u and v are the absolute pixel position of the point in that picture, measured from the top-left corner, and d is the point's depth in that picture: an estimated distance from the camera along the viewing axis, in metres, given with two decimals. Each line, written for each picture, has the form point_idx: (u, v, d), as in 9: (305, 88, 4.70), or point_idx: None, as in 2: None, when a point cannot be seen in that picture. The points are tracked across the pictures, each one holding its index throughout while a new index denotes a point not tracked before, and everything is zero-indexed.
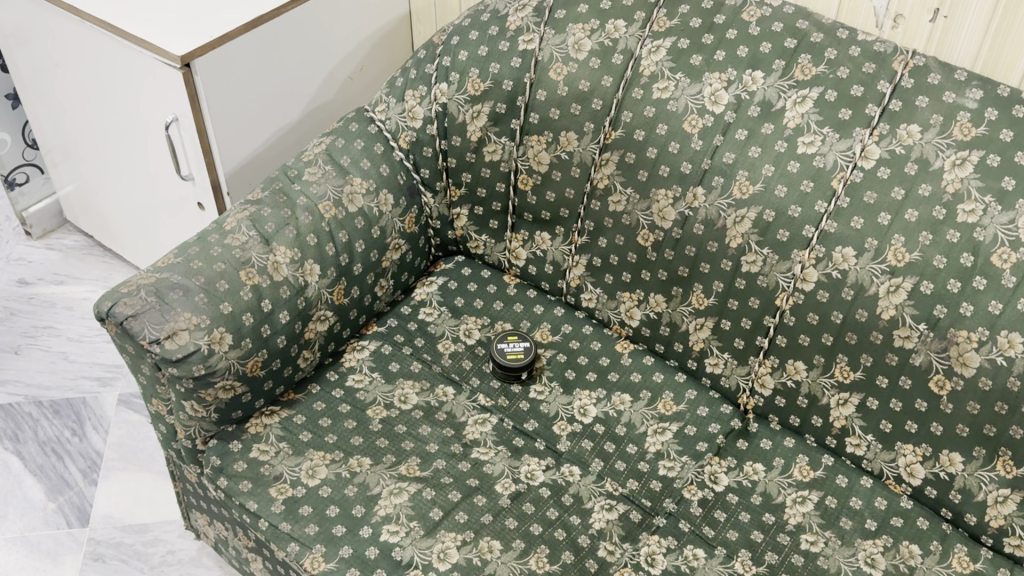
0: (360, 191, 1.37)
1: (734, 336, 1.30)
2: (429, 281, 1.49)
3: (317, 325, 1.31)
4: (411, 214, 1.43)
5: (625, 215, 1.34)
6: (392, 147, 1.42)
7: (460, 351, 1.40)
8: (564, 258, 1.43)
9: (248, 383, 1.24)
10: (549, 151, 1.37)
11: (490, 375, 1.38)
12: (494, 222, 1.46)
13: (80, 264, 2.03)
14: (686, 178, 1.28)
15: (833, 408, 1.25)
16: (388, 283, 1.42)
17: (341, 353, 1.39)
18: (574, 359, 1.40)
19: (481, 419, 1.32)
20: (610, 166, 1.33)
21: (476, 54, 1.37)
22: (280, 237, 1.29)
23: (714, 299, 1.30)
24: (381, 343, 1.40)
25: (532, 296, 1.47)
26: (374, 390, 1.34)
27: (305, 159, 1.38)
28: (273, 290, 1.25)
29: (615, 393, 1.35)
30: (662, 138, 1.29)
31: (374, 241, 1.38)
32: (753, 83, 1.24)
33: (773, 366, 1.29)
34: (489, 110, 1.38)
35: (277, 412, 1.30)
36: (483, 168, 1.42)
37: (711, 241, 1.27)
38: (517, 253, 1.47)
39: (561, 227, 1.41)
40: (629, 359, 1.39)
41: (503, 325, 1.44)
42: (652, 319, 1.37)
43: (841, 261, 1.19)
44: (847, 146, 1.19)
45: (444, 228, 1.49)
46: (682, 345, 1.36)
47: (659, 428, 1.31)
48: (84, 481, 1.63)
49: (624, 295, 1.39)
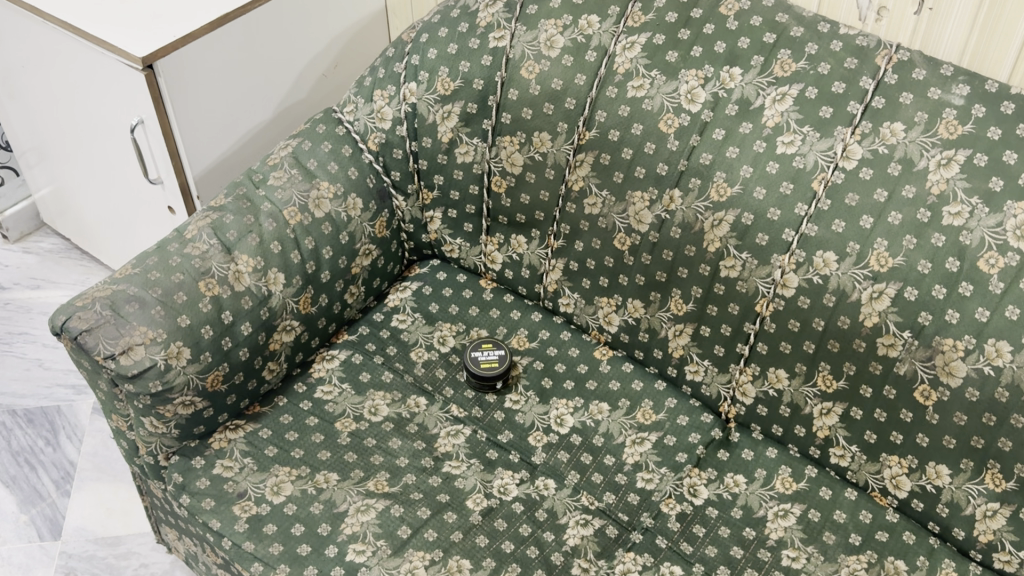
0: (328, 195, 1.32)
1: (715, 343, 1.25)
2: (403, 287, 1.45)
3: (283, 335, 1.27)
4: (382, 218, 1.38)
5: (601, 218, 1.29)
6: (361, 150, 1.37)
7: (434, 360, 1.36)
8: (540, 262, 1.38)
9: (209, 398, 1.20)
10: (523, 152, 1.32)
11: (464, 385, 1.34)
12: (468, 225, 1.41)
13: (57, 268, 1.99)
14: (662, 179, 1.23)
15: (816, 418, 1.20)
16: (358, 290, 1.38)
17: (310, 363, 1.34)
18: (551, 366, 1.36)
19: (454, 430, 1.28)
20: (584, 168, 1.28)
21: (446, 52, 1.32)
22: (242, 245, 1.24)
23: (693, 305, 1.25)
24: (352, 353, 1.36)
25: (509, 301, 1.43)
26: (343, 402, 1.30)
27: (271, 163, 1.33)
28: (234, 301, 1.21)
29: (593, 402, 1.31)
30: (637, 138, 1.24)
31: (343, 248, 1.33)
32: (731, 80, 1.19)
33: (754, 375, 1.23)
34: (459, 110, 1.32)
35: (242, 426, 1.26)
36: (455, 170, 1.36)
37: (689, 246, 1.23)
38: (492, 257, 1.42)
39: (537, 230, 1.37)
40: (607, 366, 1.35)
41: (479, 332, 1.40)
42: (631, 325, 1.33)
43: (822, 265, 1.14)
44: (828, 146, 1.14)
45: (418, 232, 1.44)
46: (661, 352, 1.31)
47: (637, 439, 1.27)
48: (57, 492, 1.60)
49: (602, 300, 1.35)
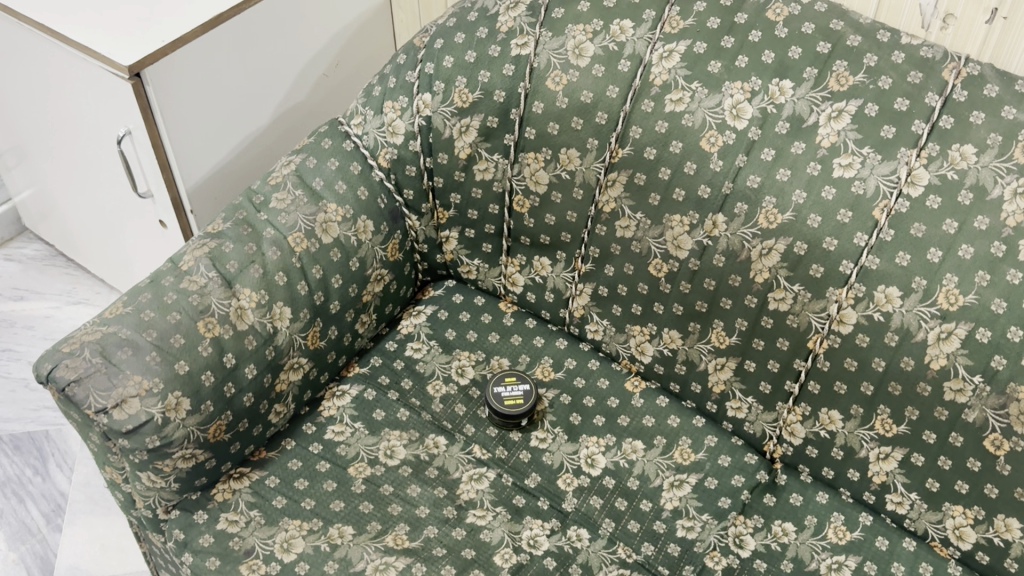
0: (336, 218, 1.21)
1: (760, 380, 1.16)
2: (417, 311, 1.34)
3: (289, 374, 1.16)
4: (394, 240, 1.27)
5: (635, 242, 1.19)
6: (370, 166, 1.25)
7: (452, 394, 1.26)
8: (566, 286, 1.28)
9: (211, 449, 1.10)
10: (548, 170, 1.21)
11: (486, 422, 1.24)
12: (487, 245, 1.30)
13: (40, 277, 1.88)
14: (704, 203, 1.12)
15: (872, 462, 1.11)
16: (370, 319, 1.27)
17: (319, 400, 1.24)
18: (580, 400, 1.26)
19: (477, 474, 1.18)
20: (616, 188, 1.18)
21: (463, 60, 1.20)
22: (244, 278, 1.13)
23: (737, 339, 1.15)
24: (364, 387, 1.25)
25: (532, 327, 1.32)
26: (356, 444, 1.20)
27: (273, 183, 1.22)
28: (237, 342, 1.10)
29: (626, 440, 1.22)
30: (677, 157, 1.13)
31: (353, 275, 1.22)
32: (781, 95, 1.08)
33: (804, 415, 1.14)
34: (479, 124, 1.21)
35: (247, 474, 1.16)
36: (473, 188, 1.25)
37: (734, 275, 1.13)
38: (513, 279, 1.31)
39: (562, 252, 1.26)
40: (640, 400, 1.25)
41: (500, 361, 1.29)
42: (666, 356, 1.23)
43: (884, 301, 1.04)
44: (891, 169, 1.03)
45: (432, 252, 1.33)
46: (700, 386, 1.22)
47: (675, 482, 1.18)
48: (48, 527, 1.50)
49: (635, 328, 1.24)
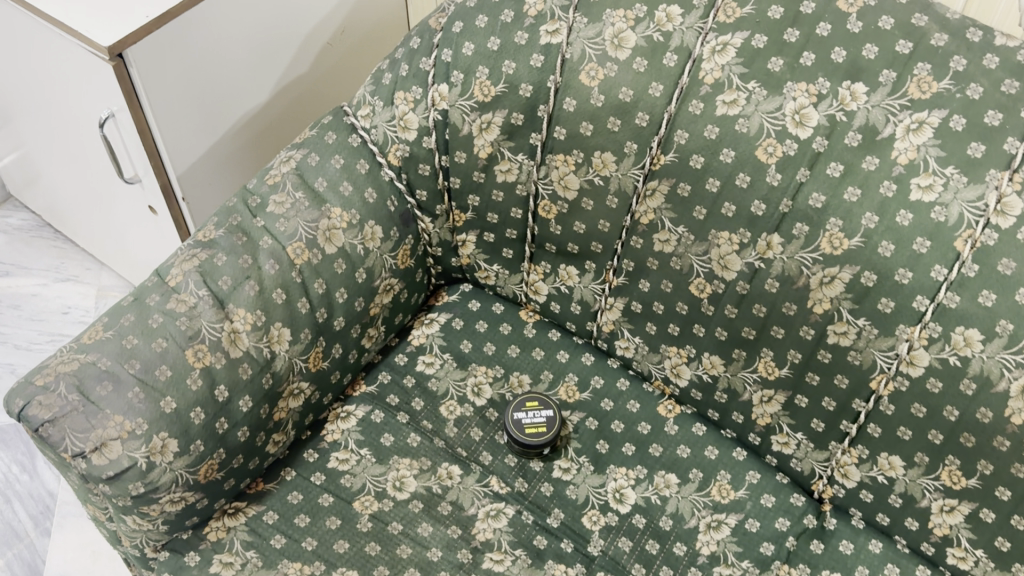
0: (340, 225, 1.08)
1: (813, 417, 1.04)
2: (429, 320, 1.22)
3: (289, 402, 1.05)
4: (405, 247, 1.14)
5: (676, 258, 1.06)
6: (379, 164, 1.12)
7: (468, 417, 1.15)
8: (595, 299, 1.15)
9: (203, 489, 0.99)
10: (579, 174, 1.07)
11: (505, 449, 1.13)
12: (508, 250, 1.17)
13: (27, 250, 1.76)
14: (757, 221, 0.99)
15: (934, 514, 1.00)
16: (377, 332, 1.15)
17: (322, 423, 1.13)
18: (607, 425, 1.15)
19: (495, 511, 1.08)
20: (657, 198, 1.04)
21: (485, 47, 1.05)
22: (237, 297, 1.01)
23: (788, 371, 1.03)
24: (372, 408, 1.14)
25: (555, 340, 1.20)
26: (362, 474, 1.09)
27: (270, 183, 1.09)
28: (230, 371, 0.98)
29: (658, 473, 1.11)
30: (728, 167, 0.99)
31: (359, 288, 1.10)
32: (853, 100, 0.94)
33: (861, 458, 1.03)
34: (502, 120, 1.07)
35: (243, 510, 1.05)
36: (494, 190, 1.12)
37: (788, 303, 1.00)
38: (536, 287, 1.19)
39: (591, 263, 1.13)
40: (674, 428, 1.14)
41: (520, 379, 1.18)
42: (705, 382, 1.11)
43: (962, 345, 0.92)
44: (978, 195, 0.90)
45: (446, 255, 1.20)
46: (742, 416, 1.10)
47: (713, 522, 1.08)
48: (36, 531, 1.42)
49: (670, 350, 1.12)
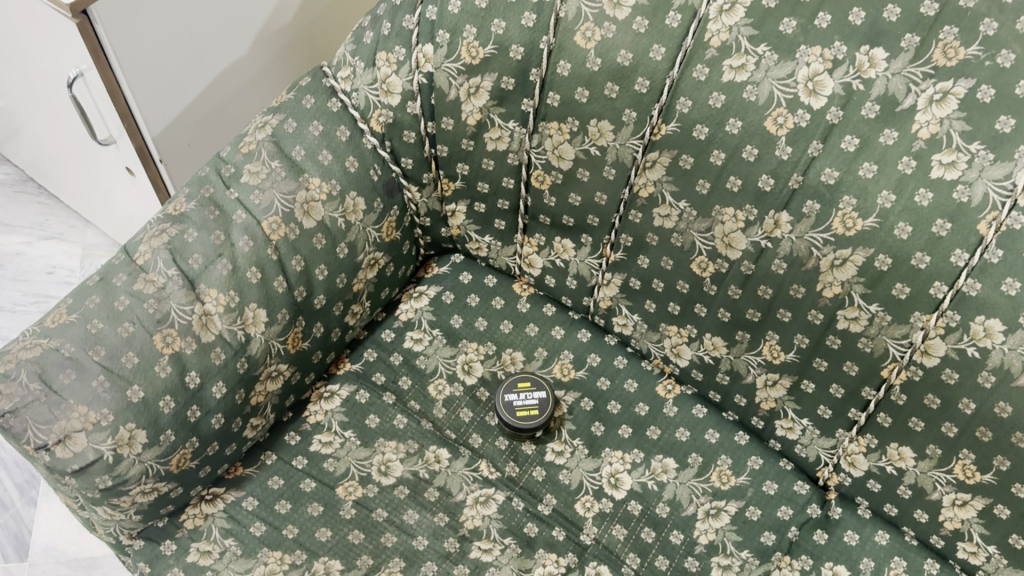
0: (320, 197, 1.01)
1: (819, 403, 0.99)
2: (417, 293, 1.16)
3: (267, 385, 1.00)
4: (390, 219, 1.08)
5: (676, 234, 0.99)
6: (361, 131, 1.05)
7: (457, 397, 1.10)
8: (592, 273, 1.09)
9: (176, 478, 0.94)
10: (574, 144, 1.00)
11: (496, 431, 1.08)
12: (500, 222, 1.11)
13: (10, 206, 1.70)
14: (765, 197, 0.92)
15: (946, 507, 0.95)
16: (362, 308, 1.10)
17: (304, 403, 1.08)
18: (603, 406, 1.09)
19: (484, 497, 1.03)
20: (657, 170, 0.97)
21: (472, 5, 0.97)
22: (209, 276, 0.95)
23: (794, 356, 0.97)
24: (356, 388, 1.09)
25: (550, 315, 1.14)
26: (346, 457, 1.04)
27: (244, 151, 1.02)
28: (201, 356, 0.93)
29: (656, 457, 1.06)
30: (733, 139, 0.92)
31: (340, 264, 1.04)
32: (871, 67, 0.85)
33: (869, 447, 0.98)
34: (492, 84, 0.99)
35: (221, 497, 1.01)
36: (484, 158, 1.05)
37: (796, 286, 0.93)
38: (530, 260, 1.13)
39: (588, 237, 1.06)
40: (674, 409, 1.08)
41: (512, 356, 1.12)
42: (706, 363, 1.05)
43: (982, 335, 0.85)
44: (1005, 174, 0.82)
45: (435, 226, 1.14)
46: (744, 399, 1.05)
47: (712, 510, 1.03)
48: (21, 501, 1.38)
49: (671, 329, 1.06)
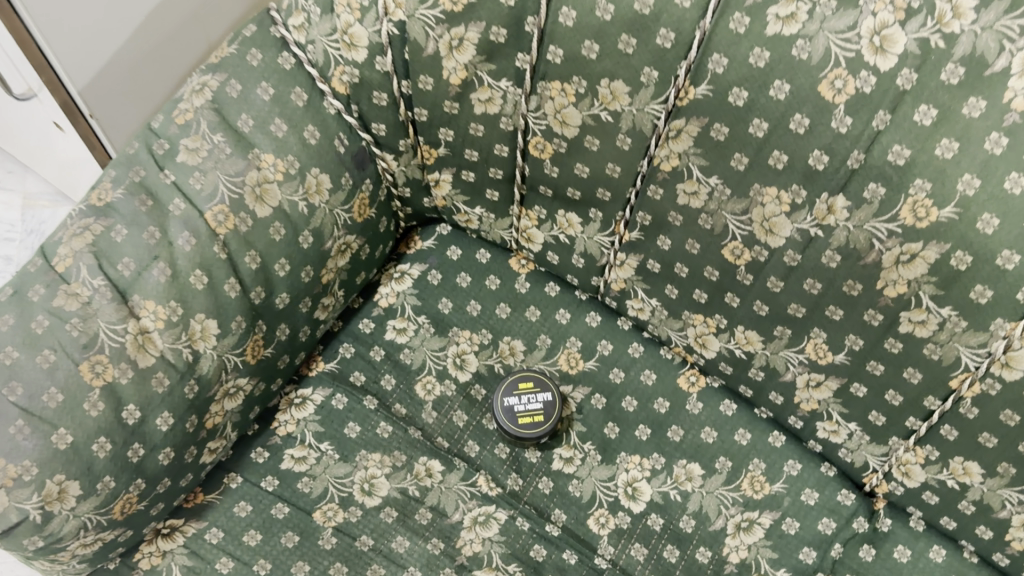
0: (274, 176, 0.84)
1: (871, 408, 0.85)
2: (399, 274, 1.00)
3: (224, 405, 0.85)
4: (363, 195, 0.91)
5: (704, 215, 0.83)
6: (320, 93, 0.86)
7: (449, 397, 0.96)
8: (601, 253, 0.93)
9: (125, 522, 0.81)
10: (580, 108, 0.82)
11: (495, 437, 0.95)
12: (492, 192, 0.94)
13: None
14: (816, 177, 0.75)
15: (1015, 528, 0.82)
16: (334, 300, 0.94)
17: (272, 412, 0.93)
18: (617, 404, 0.96)
19: (483, 517, 0.90)
20: (684, 141, 0.79)
21: None
22: (143, 285, 0.78)
23: (844, 358, 0.83)
24: (332, 392, 0.94)
25: (553, 296, 0.99)
26: (323, 476, 0.91)
27: (180, 122, 0.83)
28: (140, 387, 0.77)
29: (678, 462, 0.93)
30: (778, 107, 0.73)
31: (305, 256, 0.87)
32: (955, 19, 0.65)
33: (928, 458, 0.84)
34: (478, 36, 0.80)
35: (180, 530, 0.87)
36: (471, 122, 0.87)
37: (851, 282, 0.78)
38: (529, 235, 0.96)
39: (597, 212, 0.89)
40: (698, 406, 0.95)
41: (511, 345, 0.98)
42: (738, 358, 0.90)
43: None
44: None
45: (416, 196, 0.97)
46: (781, 398, 0.90)
47: (743, 523, 0.91)
48: None
49: (695, 317, 0.91)
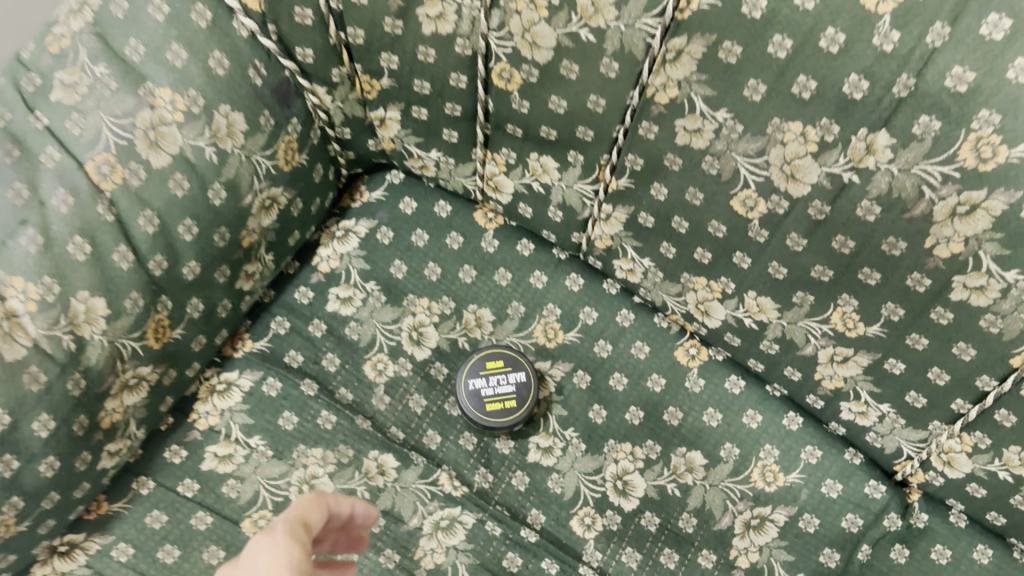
0: (172, 115, 0.67)
1: (908, 388, 0.70)
2: (344, 233, 0.85)
3: (126, 398, 0.70)
4: (290, 136, 0.75)
5: (708, 158, 0.66)
6: (229, 12, 0.68)
7: (404, 379, 0.81)
8: (583, 204, 0.77)
9: (5, 546, 0.67)
10: (553, 26, 0.64)
11: (460, 425, 0.80)
12: (450, 132, 0.78)
13: None
14: (854, 109, 0.58)
15: None
16: (261, 266, 0.78)
17: (190, 401, 0.78)
18: (604, 382, 0.81)
19: (446, 522, 0.76)
20: (684, 66, 0.62)
21: None
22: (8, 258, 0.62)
23: (878, 329, 0.68)
24: (262, 376, 0.79)
25: (527, 257, 0.85)
26: (253, 477, 0.76)
27: (55, 51, 0.66)
28: (6, 387, 0.61)
29: (675, 450, 0.79)
30: (806, 20, 0.55)
31: (218, 215, 0.71)
32: None
33: (976, 446, 0.69)
34: None
35: (82, 547, 0.73)
36: (419, 46, 0.70)
37: (892, 239, 0.62)
38: (496, 183, 0.81)
39: (577, 155, 0.73)
40: (699, 383, 0.80)
41: (477, 315, 0.83)
42: (747, 328, 0.76)
43: None
44: None
45: (359, 138, 0.81)
46: (798, 374, 0.76)
47: (754, 521, 0.77)
48: None
49: (696, 280, 0.76)
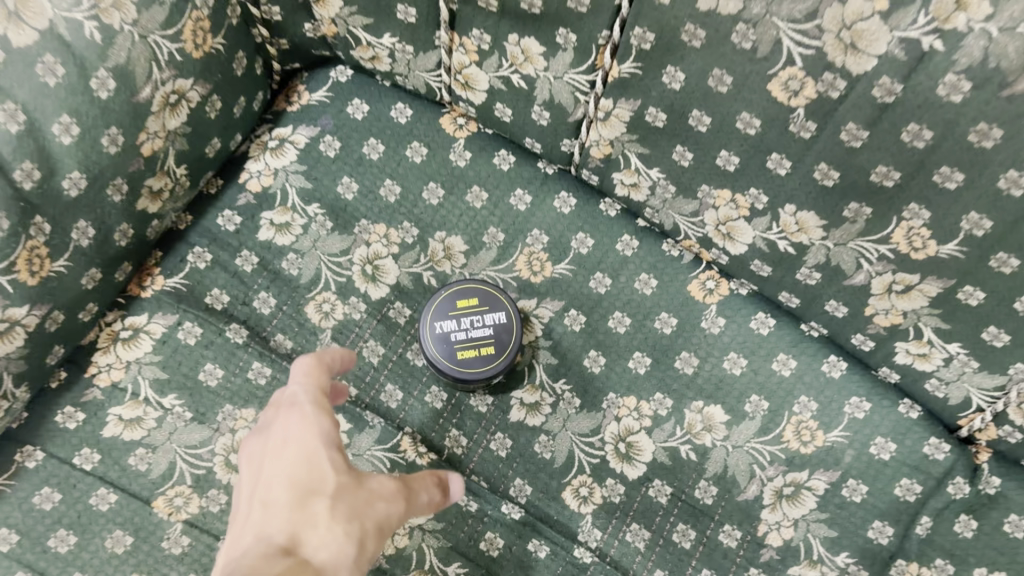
0: None
1: (988, 322, 0.54)
2: (280, 146, 0.69)
3: None
4: (198, 11, 0.59)
5: (739, 27, 0.49)
6: None
7: (358, 322, 0.66)
8: (575, 100, 0.61)
9: None
10: None
11: (428, 378, 0.65)
12: (405, 10, 0.61)
13: None
14: None
15: None
16: (170, 182, 0.63)
17: (87, 350, 0.63)
18: (602, 323, 0.67)
19: None
20: None
21: None
22: None
23: (956, 247, 0.52)
24: (178, 320, 0.64)
25: (506, 172, 0.69)
26: (168, 445, 0.61)
27: None
28: None
29: (690, 405, 0.65)
30: None
31: (105, 112, 0.55)
32: None
33: None
34: None
35: None
36: None
37: (983, 123, 0.45)
38: (466, 79, 0.65)
39: (568, 33, 0.56)
40: (720, 323, 0.66)
41: (446, 244, 0.68)
42: (781, 253, 0.61)
43: None
44: None
45: (291, 22, 0.65)
46: (845, 308, 0.61)
47: (787, 491, 0.63)
48: None
49: (718, 193, 0.61)
